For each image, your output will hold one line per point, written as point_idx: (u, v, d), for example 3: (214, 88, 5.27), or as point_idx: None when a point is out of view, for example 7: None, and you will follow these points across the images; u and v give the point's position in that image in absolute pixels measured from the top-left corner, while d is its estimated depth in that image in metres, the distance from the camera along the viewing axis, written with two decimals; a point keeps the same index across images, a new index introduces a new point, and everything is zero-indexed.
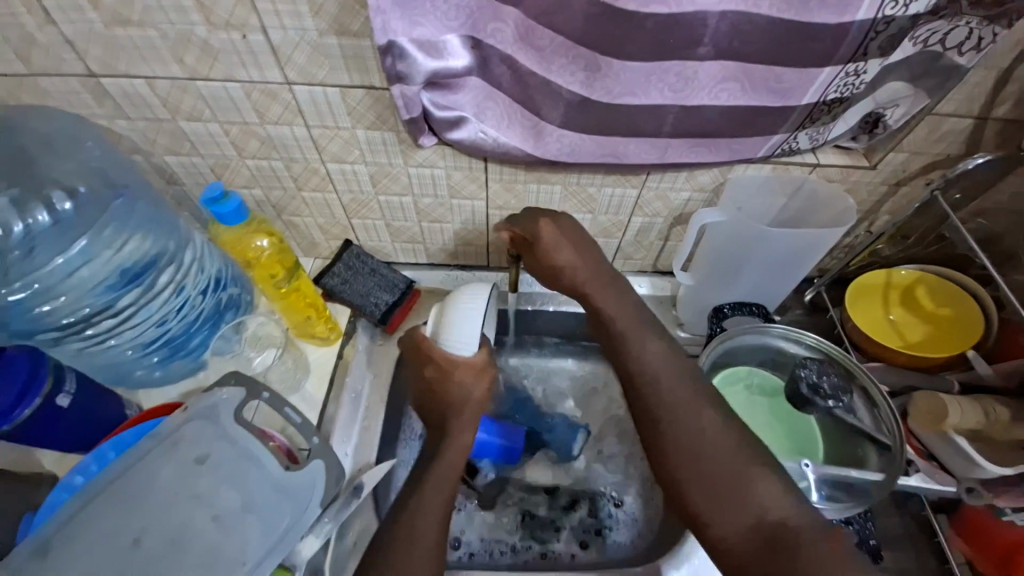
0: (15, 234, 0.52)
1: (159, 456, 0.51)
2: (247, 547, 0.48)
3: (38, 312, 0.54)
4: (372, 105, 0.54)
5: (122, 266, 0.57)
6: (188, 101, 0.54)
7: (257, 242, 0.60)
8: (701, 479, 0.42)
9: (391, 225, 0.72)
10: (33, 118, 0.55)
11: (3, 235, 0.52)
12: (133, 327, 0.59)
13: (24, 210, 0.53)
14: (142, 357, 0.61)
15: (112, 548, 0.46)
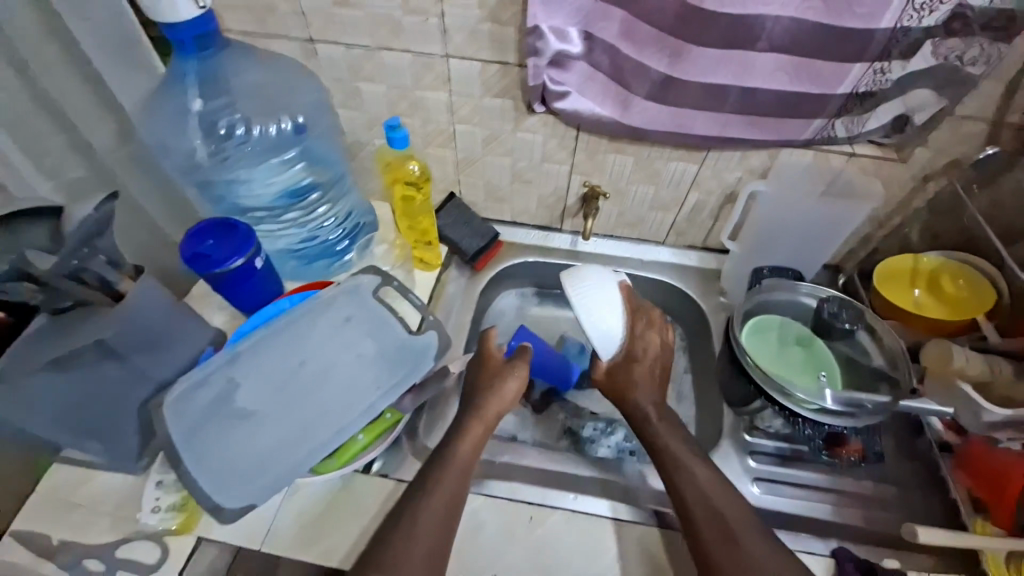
0: (269, 133, 0.74)
1: (318, 310, 0.67)
2: (378, 381, 0.64)
3: (265, 190, 0.76)
4: (502, 77, 0.73)
5: (323, 173, 0.79)
6: (370, 65, 0.74)
7: (410, 166, 0.78)
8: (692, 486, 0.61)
9: (489, 182, 0.90)
10: (257, 60, 0.72)
11: (263, 131, 0.74)
12: (306, 224, 0.79)
13: (276, 117, 0.74)
14: (306, 246, 0.81)
15: (283, 366, 0.64)
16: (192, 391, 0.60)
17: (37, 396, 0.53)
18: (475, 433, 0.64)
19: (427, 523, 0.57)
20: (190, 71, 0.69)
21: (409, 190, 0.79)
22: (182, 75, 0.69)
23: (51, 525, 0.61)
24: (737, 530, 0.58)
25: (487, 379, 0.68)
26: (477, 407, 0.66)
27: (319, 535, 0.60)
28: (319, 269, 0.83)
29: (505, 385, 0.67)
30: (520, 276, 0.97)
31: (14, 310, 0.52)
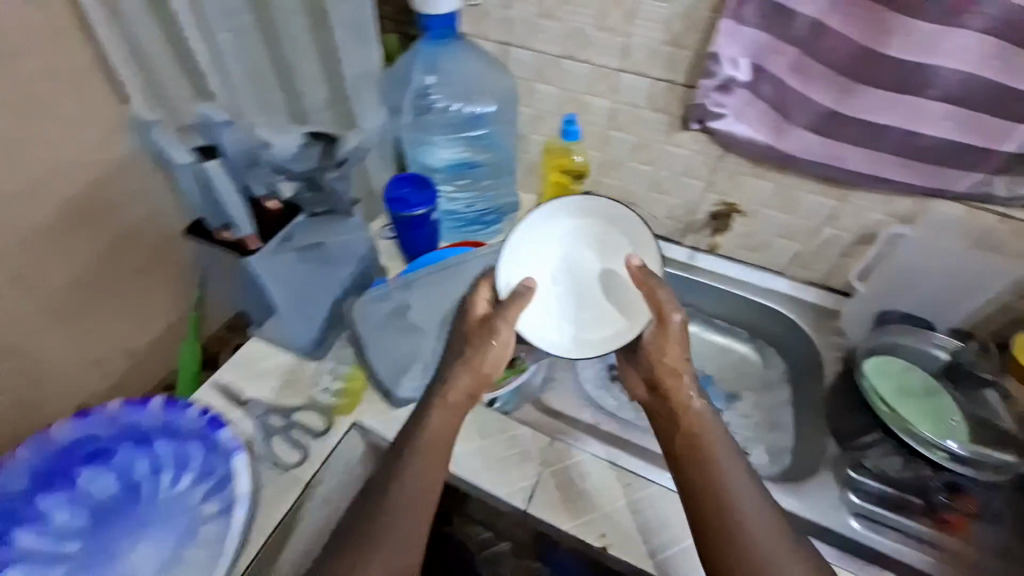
0: (468, 112, 0.91)
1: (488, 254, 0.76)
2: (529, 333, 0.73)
3: (454, 155, 0.95)
4: (666, 94, 0.82)
5: (497, 152, 0.97)
6: (551, 69, 0.86)
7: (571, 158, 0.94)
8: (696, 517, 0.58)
9: (625, 187, 0.98)
10: (465, 51, 0.86)
11: (463, 110, 0.91)
12: (478, 189, 0.98)
13: (477, 100, 0.90)
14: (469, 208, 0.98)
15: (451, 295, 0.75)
16: (372, 303, 0.72)
17: (286, 276, 0.68)
18: (446, 413, 0.65)
19: (397, 503, 0.57)
20: (422, 55, 0.86)
21: (566, 176, 0.95)
22: (417, 55, 0.86)
23: (247, 383, 0.75)
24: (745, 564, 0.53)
25: (457, 353, 0.68)
26: (448, 379, 0.67)
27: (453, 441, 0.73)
28: (472, 233, 0.98)
29: (484, 347, 0.67)
30: None
31: (289, 204, 0.68)
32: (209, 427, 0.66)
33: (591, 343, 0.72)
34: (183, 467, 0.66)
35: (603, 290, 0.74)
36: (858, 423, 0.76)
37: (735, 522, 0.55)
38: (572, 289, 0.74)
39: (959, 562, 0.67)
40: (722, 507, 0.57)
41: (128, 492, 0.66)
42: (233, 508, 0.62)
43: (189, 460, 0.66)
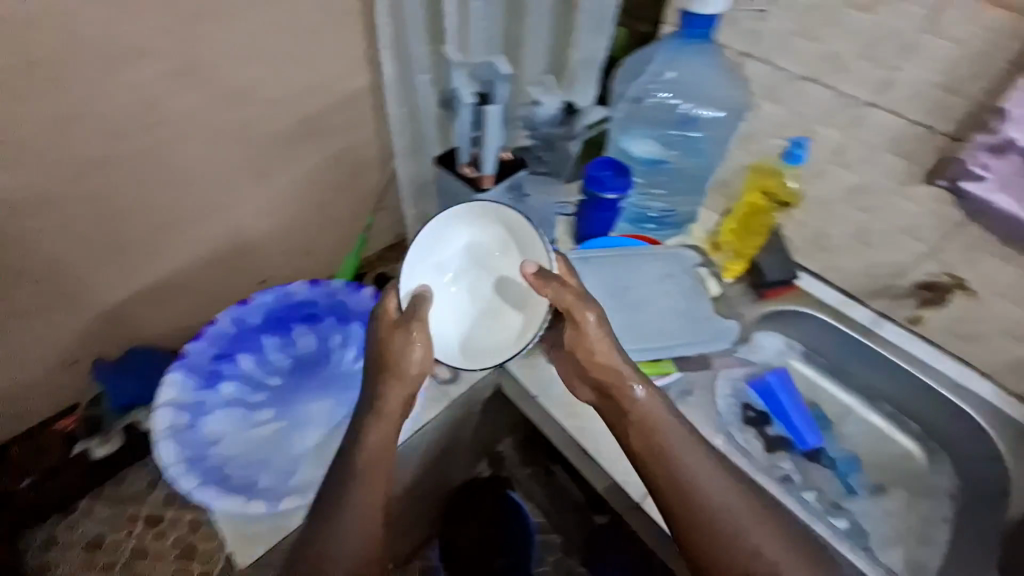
0: (693, 113, 0.89)
1: (451, 242, 0.73)
2: (481, 339, 0.73)
3: (660, 151, 0.92)
4: (918, 141, 0.74)
5: (704, 160, 0.93)
6: (787, 89, 0.81)
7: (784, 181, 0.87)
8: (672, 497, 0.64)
9: (824, 230, 0.90)
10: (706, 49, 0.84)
11: (689, 110, 0.89)
12: (670, 189, 0.95)
13: (706, 103, 0.88)
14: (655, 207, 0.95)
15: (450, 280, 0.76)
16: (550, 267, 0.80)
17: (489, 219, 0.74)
18: (387, 424, 0.66)
19: (348, 515, 0.60)
20: (669, 48, 0.85)
21: (764, 200, 0.86)
22: (666, 45, 0.85)
23: None
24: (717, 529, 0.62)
25: (381, 361, 0.68)
26: (379, 400, 0.67)
27: (580, 414, 0.77)
28: (646, 231, 0.96)
29: (407, 357, 0.66)
30: (801, 328, 0.96)
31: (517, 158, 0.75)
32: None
33: (477, 350, 0.73)
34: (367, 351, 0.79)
35: (496, 289, 0.75)
36: None
37: (717, 518, 0.62)
38: (467, 288, 0.75)
39: None
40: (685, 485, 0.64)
41: (320, 355, 0.80)
42: (406, 397, 0.75)
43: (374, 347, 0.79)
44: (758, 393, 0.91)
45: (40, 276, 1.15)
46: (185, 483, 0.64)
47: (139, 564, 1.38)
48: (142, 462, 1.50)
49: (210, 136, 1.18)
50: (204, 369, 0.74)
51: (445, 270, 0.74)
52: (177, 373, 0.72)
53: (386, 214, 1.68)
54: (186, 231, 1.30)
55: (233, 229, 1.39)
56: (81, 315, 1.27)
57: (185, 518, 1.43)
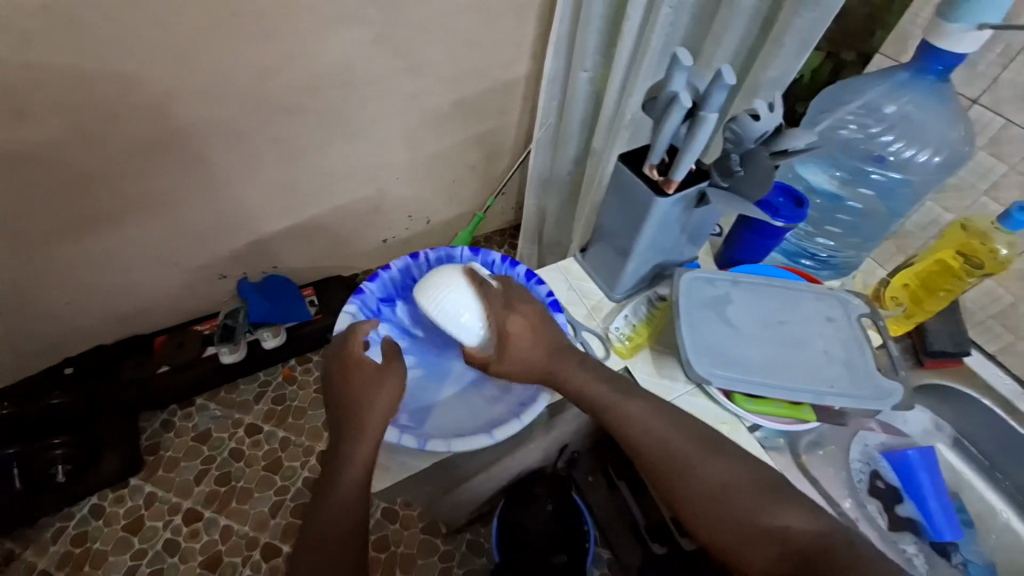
0: (902, 153, 0.83)
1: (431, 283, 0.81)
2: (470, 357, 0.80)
3: (850, 187, 0.88)
4: None
5: (898, 205, 0.86)
6: (1016, 145, 0.75)
7: (991, 246, 0.76)
8: (658, 466, 0.64)
9: (1015, 307, 0.81)
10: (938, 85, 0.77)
11: (897, 149, 0.83)
12: (848, 230, 0.89)
13: (922, 145, 0.81)
14: (827, 244, 0.89)
15: None
16: (704, 283, 0.78)
17: (662, 224, 0.73)
18: (368, 444, 0.65)
19: (332, 523, 0.63)
20: (892, 81, 0.80)
21: (960, 262, 0.77)
22: (891, 76, 0.80)
23: (555, 287, 0.88)
24: (707, 492, 0.61)
25: (348, 387, 0.68)
26: (362, 414, 0.66)
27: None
28: (808, 269, 0.90)
29: (374, 395, 0.67)
30: (959, 410, 0.88)
31: (701, 171, 0.71)
32: (551, 307, 0.79)
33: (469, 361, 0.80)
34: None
35: None
36: None
37: (683, 469, 0.62)
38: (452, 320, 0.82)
39: None
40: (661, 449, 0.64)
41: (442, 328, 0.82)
42: None
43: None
44: (894, 467, 0.82)
45: (220, 198, 1.32)
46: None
47: (234, 465, 1.51)
48: (253, 376, 1.65)
49: (384, 101, 1.29)
50: (371, 308, 0.82)
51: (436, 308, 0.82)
52: (353, 305, 0.80)
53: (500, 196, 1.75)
54: (335, 180, 1.43)
55: (374, 187, 1.51)
56: (239, 237, 1.45)
57: (279, 435, 1.56)
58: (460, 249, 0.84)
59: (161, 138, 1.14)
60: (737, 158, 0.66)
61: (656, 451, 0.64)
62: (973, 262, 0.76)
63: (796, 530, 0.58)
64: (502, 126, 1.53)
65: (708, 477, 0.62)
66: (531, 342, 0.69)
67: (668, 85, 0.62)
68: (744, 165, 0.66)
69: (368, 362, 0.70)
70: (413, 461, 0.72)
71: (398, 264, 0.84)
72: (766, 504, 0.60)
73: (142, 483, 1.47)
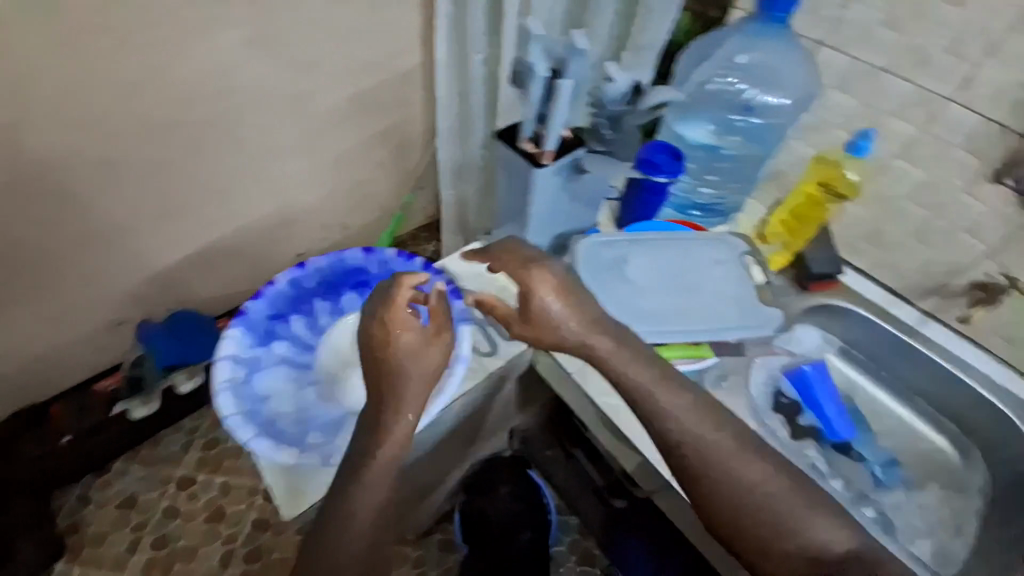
0: (760, 100, 0.90)
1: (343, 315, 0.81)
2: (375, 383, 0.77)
3: (721, 136, 0.93)
4: (994, 139, 0.72)
5: (762, 150, 0.93)
6: (860, 80, 0.81)
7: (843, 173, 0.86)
8: (683, 458, 0.63)
9: (880, 226, 0.89)
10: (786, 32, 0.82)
11: (756, 96, 0.90)
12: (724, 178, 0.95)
13: (775, 91, 0.88)
14: (708, 193, 0.96)
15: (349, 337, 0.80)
16: (599, 245, 0.80)
17: (548, 199, 0.74)
18: (402, 431, 0.65)
19: (355, 523, 0.62)
20: (744, 34, 0.86)
21: (821, 192, 0.87)
22: (741, 30, 0.86)
23: (461, 277, 0.89)
24: (732, 493, 0.60)
25: (383, 360, 0.65)
26: (399, 395, 0.65)
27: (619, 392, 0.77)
28: (692, 219, 0.96)
29: (415, 369, 0.66)
30: (846, 323, 0.96)
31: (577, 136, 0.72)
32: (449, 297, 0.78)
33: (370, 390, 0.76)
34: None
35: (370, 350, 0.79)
36: None
37: (705, 459, 0.62)
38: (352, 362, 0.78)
39: None
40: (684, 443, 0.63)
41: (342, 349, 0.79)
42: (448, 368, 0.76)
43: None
44: (792, 382, 0.90)
45: (101, 238, 1.19)
46: (244, 434, 0.68)
47: (171, 523, 1.39)
48: (177, 424, 1.51)
49: (269, 108, 1.20)
50: (260, 329, 0.77)
51: (340, 341, 0.79)
52: (236, 329, 0.75)
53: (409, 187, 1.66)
54: (231, 199, 1.32)
55: (278, 200, 1.41)
56: (133, 277, 1.31)
57: (218, 482, 1.45)
58: (350, 251, 0.82)
59: (17, 178, 1.01)
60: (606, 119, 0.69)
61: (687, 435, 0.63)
62: (832, 192, 0.86)
63: (820, 540, 0.58)
64: (405, 117, 1.47)
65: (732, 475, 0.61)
66: (568, 313, 0.67)
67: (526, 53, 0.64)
68: (613, 129, 0.68)
69: (414, 325, 0.66)
70: (324, 478, 0.69)
71: (285, 277, 0.80)
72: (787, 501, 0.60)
73: (69, 565, 1.32)
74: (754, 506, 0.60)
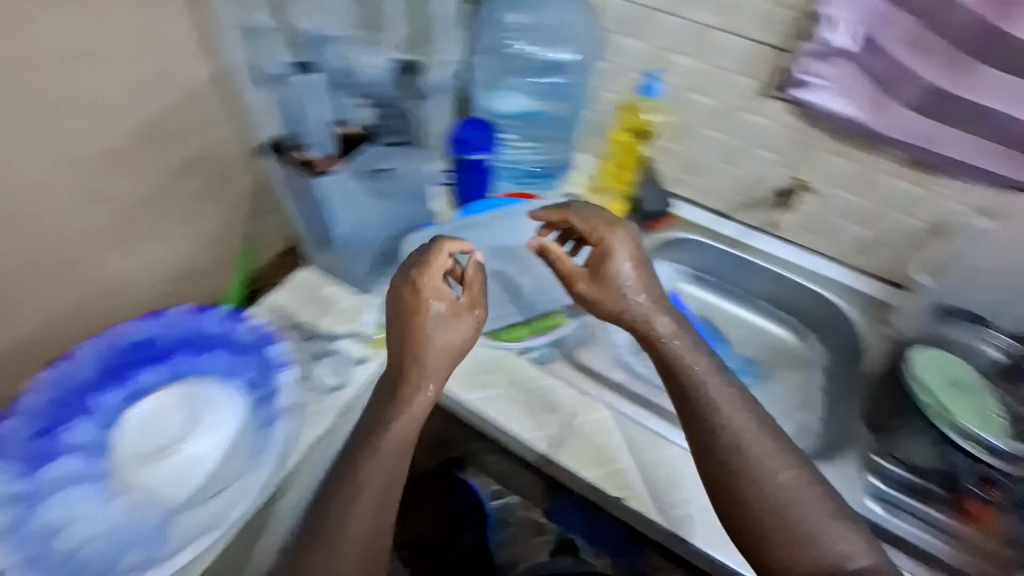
0: (553, 59, 0.88)
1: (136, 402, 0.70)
2: (193, 466, 0.67)
3: (528, 102, 0.92)
4: (759, 57, 0.77)
5: (571, 108, 0.93)
6: (639, 21, 0.81)
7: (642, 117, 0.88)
8: (717, 445, 0.61)
9: (692, 156, 0.94)
10: None
11: (547, 56, 0.88)
12: (544, 142, 0.95)
13: (564, 48, 0.87)
14: (533, 160, 0.95)
15: (150, 424, 0.69)
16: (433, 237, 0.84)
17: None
18: (411, 414, 0.65)
19: (370, 489, 0.62)
20: None
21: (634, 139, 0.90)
22: None
23: (295, 306, 0.81)
24: (746, 473, 0.60)
25: (406, 335, 0.64)
26: (420, 372, 0.65)
27: (486, 383, 0.78)
28: (530, 188, 0.96)
29: (443, 342, 0.65)
30: (686, 251, 1.02)
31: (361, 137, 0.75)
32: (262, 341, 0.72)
33: (189, 476, 0.66)
34: (231, 373, 0.72)
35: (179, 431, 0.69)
36: (884, 410, 0.79)
37: (730, 447, 0.61)
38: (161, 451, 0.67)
39: (981, 555, 0.67)
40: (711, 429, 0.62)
41: (143, 441, 0.68)
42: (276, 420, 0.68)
43: (238, 367, 0.72)
44: None
45: None
46: None
47: None
48: None
49: None
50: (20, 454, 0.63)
51: (139, 434, 0.68)
52: None
53: (281, 219, 1.07)
54: None
55: None
56: None
57: None
58: (125, 324, 0.70)
59: None
60: (375, 91, 0.80)
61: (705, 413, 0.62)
62: (642, 135, 0.90)
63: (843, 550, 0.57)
64: (223, 136, 0.92)
65: (760, 467, 0.60)
66: (636, 275, 0.67)
67: (304, 110, 0.75)
68: None
69: (448, 294, 0.66)
70: None
71: (45, 379, 0.67)
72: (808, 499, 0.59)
73: None
74: (773, 495, 0.59)
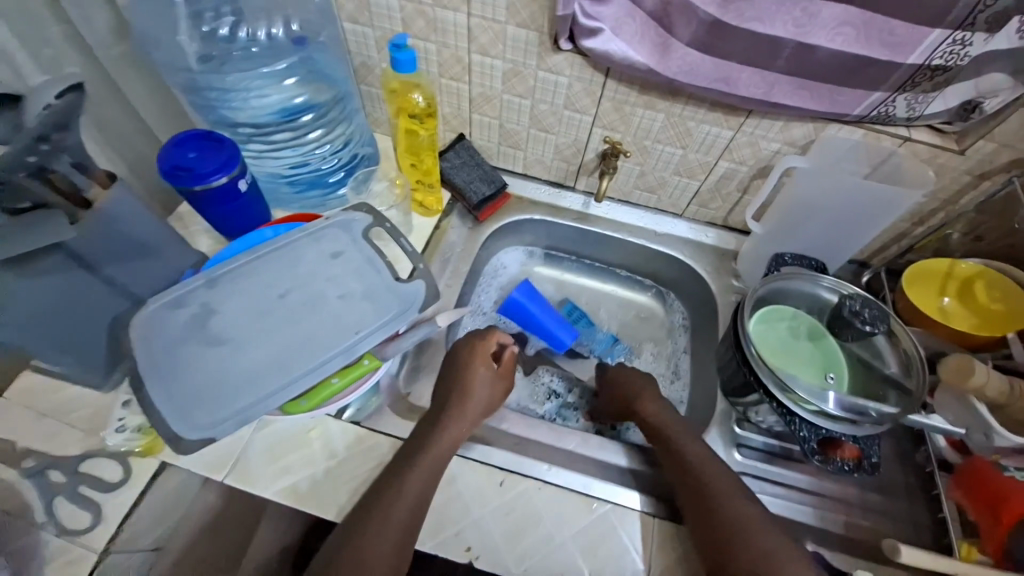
0: (264, 40, 0.69)
1: None
2: None
3: (266, 99, 0.69)
4: (530, 4, 0.62)
5: (326, 91, 0.73)
6: None
7: (414, 96, 0.70)
8: (674, 433, 0.65)
9: (504, 126, 0.81)
10: None
11: (255, 38, 0.69)
12: (313, 144, 0.75)
13: (271, 22, 0.69)
14: (310, 169, 0.76)
15: None
16: (169, 310, 0.60)
17: (11, 302, 0.52)
18: (458, 427, 0.63)
19: (400, 508, 0.56)
20: None
21: (416, 126, 0.72)
22: None
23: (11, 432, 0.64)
24: (699, 467, 0.60)
25: (461, 376, 0.69)
26: (461, 407, 0.65)
27: (291, 467, 0.63)
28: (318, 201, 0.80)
29: (488, 392, 0.69)
30: (529, 233, 0.92)
31: None
32: None
33: None
34: None
35: None
36: (737, 378, 0.67)
37: (671, 440, 0.64)
38: None
39: (836, 506, 0.65)
40: (663, 423, 0.66)
41: None
42: None
43: None
44: (509, 314, 0.85)
45: None
46: None
47: None
48: None
49: None
50: None
51: None
52: None
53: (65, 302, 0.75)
54: None
55: None
56: None
57: None
58: None
59: None
60: None
61: (655, 414, 0.68)
62: (422, 120, 0.72)
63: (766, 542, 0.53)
64: None
65: (709, 455, 0.61)
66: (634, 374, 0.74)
67: None
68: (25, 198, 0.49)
69: (502, 359, 0.74)
70: None
71: None
72: (738, 494, 0.57)
73: None
74: (708, 483, 0.58)
